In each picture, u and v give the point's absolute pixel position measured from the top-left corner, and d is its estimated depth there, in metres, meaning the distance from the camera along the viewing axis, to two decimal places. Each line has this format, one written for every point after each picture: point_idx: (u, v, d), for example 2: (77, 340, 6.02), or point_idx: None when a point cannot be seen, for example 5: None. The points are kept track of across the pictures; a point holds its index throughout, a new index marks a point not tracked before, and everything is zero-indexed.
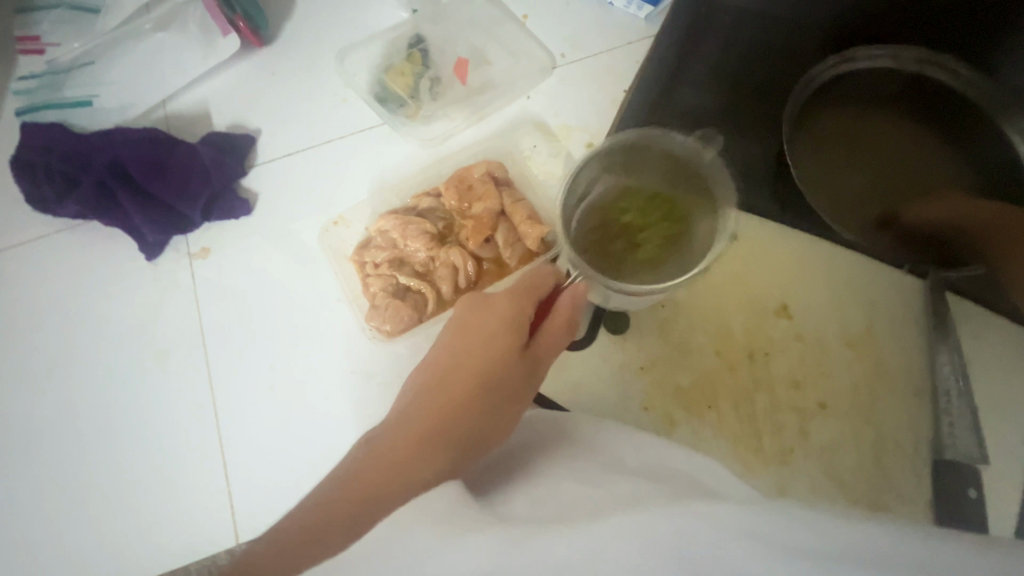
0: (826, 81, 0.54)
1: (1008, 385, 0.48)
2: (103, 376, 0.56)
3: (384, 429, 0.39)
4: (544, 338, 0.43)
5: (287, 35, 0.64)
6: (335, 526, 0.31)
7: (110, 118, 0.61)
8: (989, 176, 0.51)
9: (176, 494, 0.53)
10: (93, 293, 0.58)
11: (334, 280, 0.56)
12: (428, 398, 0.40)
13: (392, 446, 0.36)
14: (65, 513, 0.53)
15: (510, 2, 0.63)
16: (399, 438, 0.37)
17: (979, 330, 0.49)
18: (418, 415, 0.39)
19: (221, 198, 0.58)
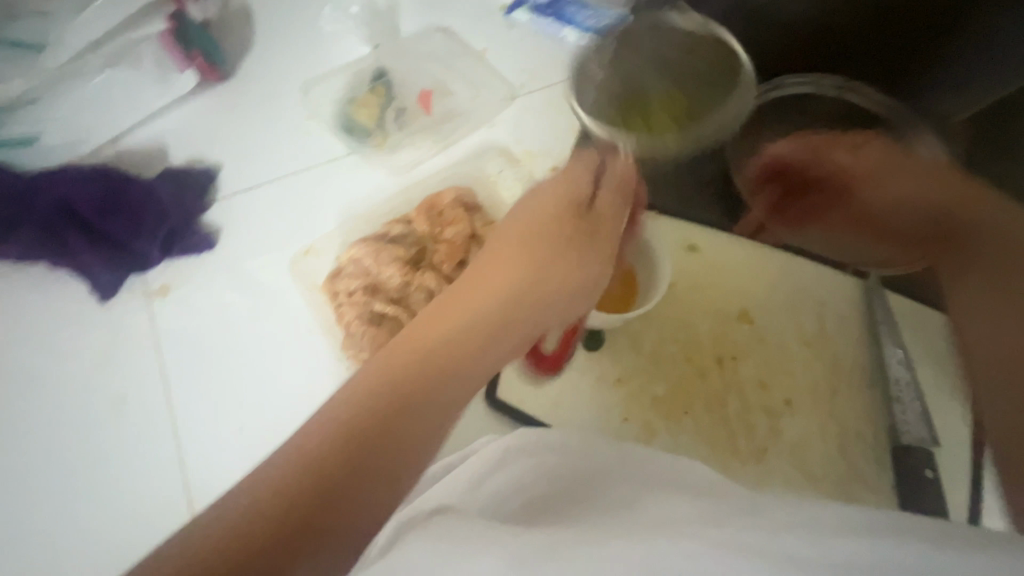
0: (760, 106, 0.58)
1: (950, 373, 0.52)
2: (51, 429, 0.52)
3: (397, 347, 0.35)
4: (603, 214, 0.45)
5: (246, 70, 0.64)
6: (369, 467, 0.28)
7: (59, 154, 0.60)
8: None
9: (130, 556, 0.48)
10: (38, 339, 0.54)
11: (306, 312, 0.55)
12: (454, 328, 0.37)
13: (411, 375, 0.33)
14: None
15: (468, 38, 0.67)
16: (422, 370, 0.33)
17: (919, 324, 0.54)
18: (445, 344, 0.35)
19: (181, 233, 0.56)
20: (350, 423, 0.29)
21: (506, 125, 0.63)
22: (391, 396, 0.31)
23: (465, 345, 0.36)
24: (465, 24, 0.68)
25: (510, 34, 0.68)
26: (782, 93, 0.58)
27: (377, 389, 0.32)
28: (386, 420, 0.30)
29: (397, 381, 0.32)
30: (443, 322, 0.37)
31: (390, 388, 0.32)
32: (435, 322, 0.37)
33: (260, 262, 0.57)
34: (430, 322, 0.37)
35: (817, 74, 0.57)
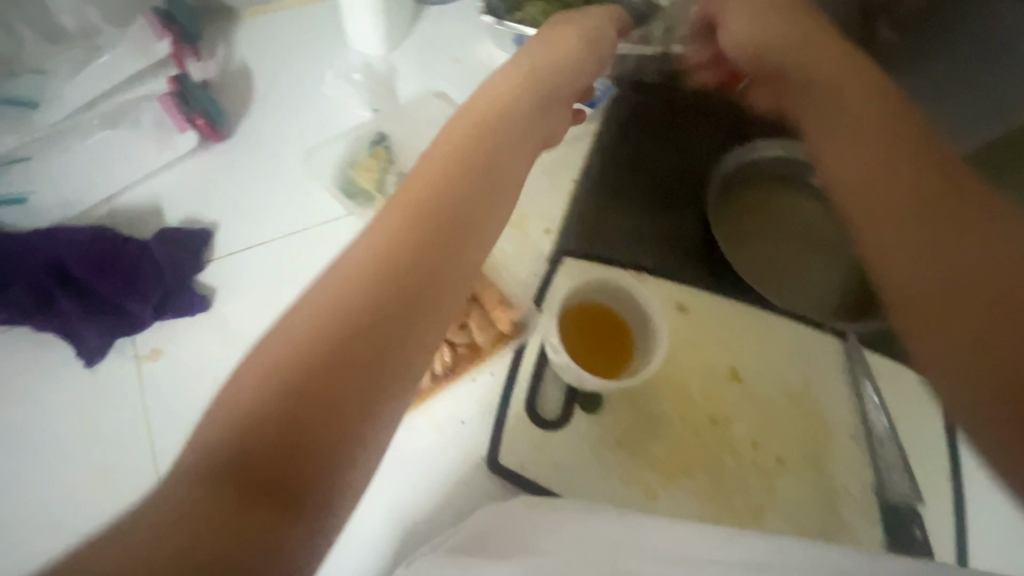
0: (734, 168, 0.67)
1: (925, 430, 0.55)
2: (26, 502, 0.49)
3: (328, 285, 0.32)
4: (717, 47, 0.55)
5: (246, 129, 0.65)
6: (341, 395, 0.28)
7: (51, 215, 0.59)
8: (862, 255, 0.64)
9: None
10: (17, 405, 0.52)
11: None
12: (386, 258, 0.33)
13: (349, 313, 0.30)
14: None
15: (464, 104, 0.70)
16: (359, 303, 0.31)
17: (898, 383, 0.57)
18: (382, 270, 0.32)
19: (177, 295, 0.55)
20: (284, 376, 0.28)
21: None
22: (330, 340, 0.29)
23: (406, 268, 0.33)
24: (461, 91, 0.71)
25: None
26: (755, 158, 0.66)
27: (321, 325, 0.30)
28: (335, 364, 0.29)
29: (336, 321, 0.30)
30: (377, 250, 0.33)
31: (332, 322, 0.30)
32: (380, 237, 0.34)
33: (256, 322, 0.56)
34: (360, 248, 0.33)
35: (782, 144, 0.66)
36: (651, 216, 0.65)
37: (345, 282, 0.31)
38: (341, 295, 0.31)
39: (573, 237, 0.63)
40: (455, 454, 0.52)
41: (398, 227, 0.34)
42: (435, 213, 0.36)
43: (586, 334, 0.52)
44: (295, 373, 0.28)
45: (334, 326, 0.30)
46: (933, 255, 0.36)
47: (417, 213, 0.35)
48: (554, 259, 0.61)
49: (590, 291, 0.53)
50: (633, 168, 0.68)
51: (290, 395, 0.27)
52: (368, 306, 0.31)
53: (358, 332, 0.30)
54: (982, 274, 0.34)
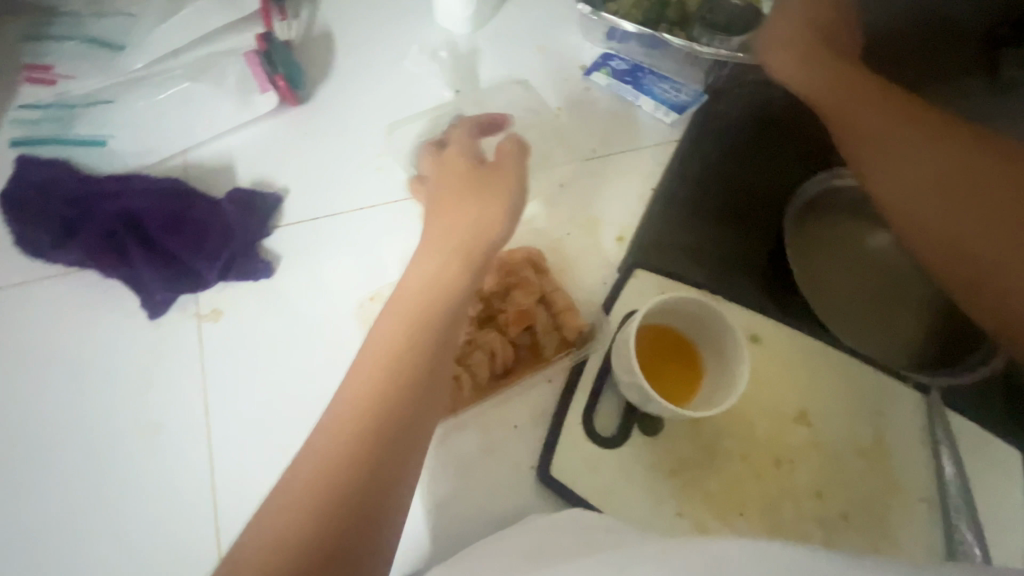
0: (816, 195, 0.63)
1: (1006, 505, 0.51)
2: (78, 447, 0.50)
3: (326, 432, 0.32)
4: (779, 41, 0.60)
5: (324, 96, 0.64)
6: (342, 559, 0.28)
7: (126, 161, 0.58)
8: (952, 299, 0.59)
9: None
10: (77, 348, 0.53)
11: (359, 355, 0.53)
12: (388, 390, 0.34)
13: (346, 462, 0.31)
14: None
15: (546, 95, 0.68)
16: (368, 443, 0.32)
17: (979, 448, 0.53)
18: (385, 409, 0.33)
19: (241, 258, 0.54)
20: (306, 530, 0.29)
21: (576, 187, 0.63)
22: (344, 489, 0.30)
23: (403, 400, 0.34)
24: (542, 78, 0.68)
25: (587, 95, 0.69)
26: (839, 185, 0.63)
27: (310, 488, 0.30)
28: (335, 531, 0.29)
29: (343, 467, 0.31)
30: (375, 386, 0.34)
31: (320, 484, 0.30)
32: (361, 382, 0.34)
33: (315, 295, 0.55)
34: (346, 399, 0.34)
35: None
36: (728, 236, 0.61)
37: (348, 426, 0.32)
38: (328, 463, 0.31)
39: (647, 250, 0.60)
40: (505, 460, 0.50)
41: (388, 363, 0.35)
42: (415, 343, 0.36)
43: (653, 354, 0.50)
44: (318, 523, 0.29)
45: (341, 461, 0.31)
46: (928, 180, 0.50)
47: (400, 357, 0.35)
48: (625, 269, 0.58)
49: (666, 313, 0.50)
50: (716, 183, 0.64)
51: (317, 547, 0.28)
52: (376, 442, 0.32)
53: (372, 469, 0.31)
54: (967, 179, 0.48)
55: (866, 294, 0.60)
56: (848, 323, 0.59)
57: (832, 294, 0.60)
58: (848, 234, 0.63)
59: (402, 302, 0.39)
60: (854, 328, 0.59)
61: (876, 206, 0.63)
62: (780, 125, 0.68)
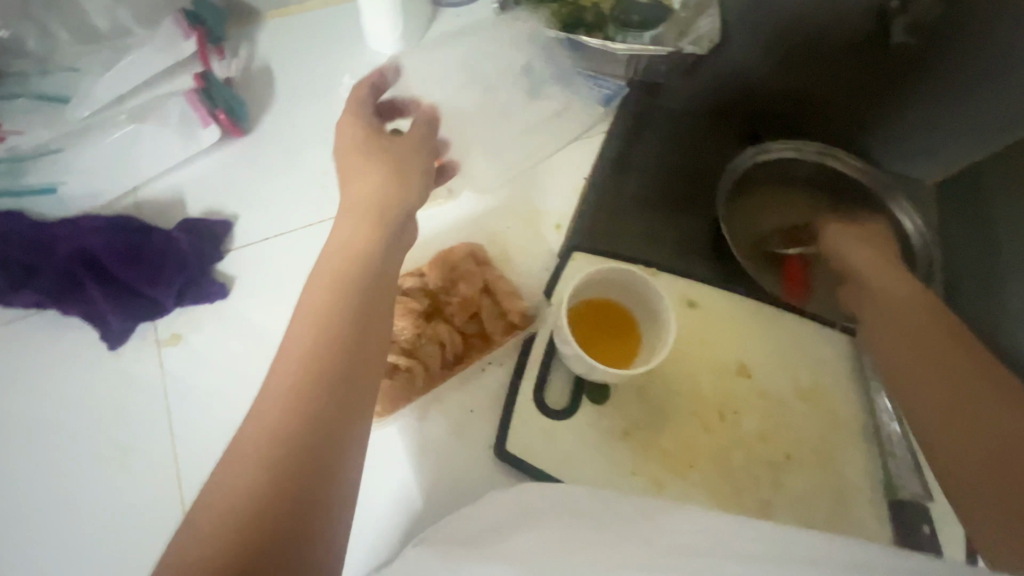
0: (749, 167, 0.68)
1: None
2: (52, 479, 0.51)
3: (260, 423, 0.33)
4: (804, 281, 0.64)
5: (266, 125, 0.67)
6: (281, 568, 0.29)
7: (78, 204, 0.61)
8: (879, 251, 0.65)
9: None
10: (43, 385, 0.54)
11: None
12: (331, 344, 0.37)
13: (271, 477, 0.31)
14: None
15: (476, 103, 0.72)
16: (313, 395, 0.34)
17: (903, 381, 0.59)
18: (325, 362, 0.36)
19: (197, 283, 0.57)
20: (265, 472, 0.31)
21: (513, 183, 0.67)
22: (293, 439, 0.33)
23: (341, 359, 0.36)
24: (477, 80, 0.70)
25: (518, 99, 0.73)
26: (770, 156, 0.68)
27: (235, 508, 0.30)
28: (268, 546, 0.29)
29: (290, 418, 0.33)
30: (316, 346, 0.36)
31: (245, 502, 0.30)
32: (280, 395, 0.34)
33: (272, 312, 0.58)
34: (262, 416, 0.33)
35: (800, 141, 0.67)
36: (668, 215, 0.66)
37: (292, 382, 0.35)
38: (250, 482, 0.31)
39: (588, 235, 0.64)
40: (465, 442, 0.52)
41: (318, 328, 0.37)
42: (330, 346, 0.37)
43: (593, 325, 0.53)
44: (274, 466, 0.31)
45: (264, 482, 0.31)
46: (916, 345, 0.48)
47: (317, 364, 0.36)
48: (564, 253, 0.62)
49: (601, 285, 0.53)
50: (653, 169, 0.69)
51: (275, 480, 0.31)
52: (322, 393, 0.35)
53: (299, 479, 0.31)
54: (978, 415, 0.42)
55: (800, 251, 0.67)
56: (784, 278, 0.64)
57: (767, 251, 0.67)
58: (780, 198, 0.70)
59: (325, 268, 0.42)
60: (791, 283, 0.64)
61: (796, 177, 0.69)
62: (707, 107, 0.74)
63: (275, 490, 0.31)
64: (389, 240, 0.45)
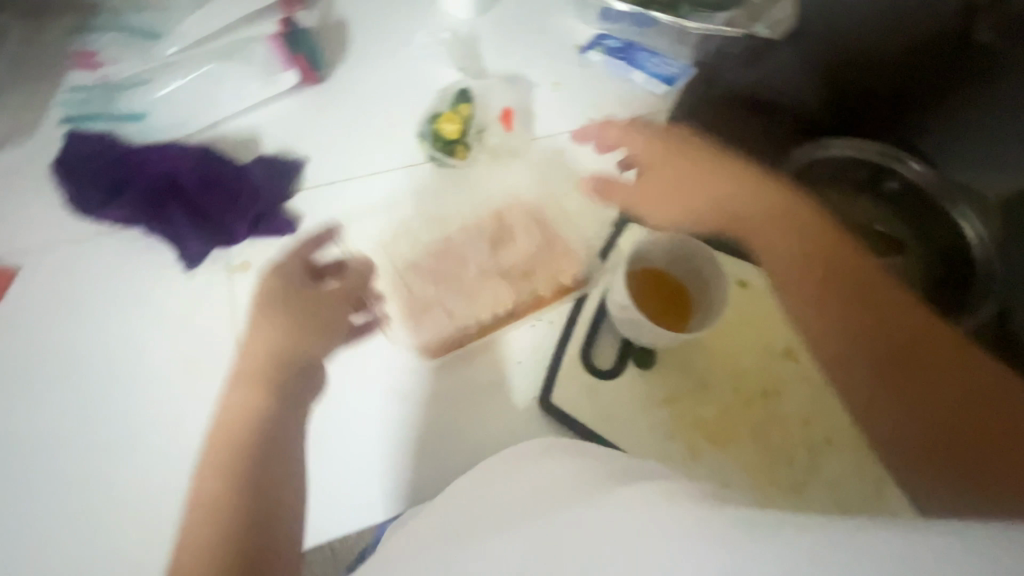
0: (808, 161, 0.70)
1: None
2: (126, 384, 0.56)
3: (213, 487, 0.50)
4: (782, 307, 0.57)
5: (339, 73, 0.69)
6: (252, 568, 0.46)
7: (164, 133, 0.64)
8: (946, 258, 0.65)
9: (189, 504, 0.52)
10: (120, 297, 0.58)
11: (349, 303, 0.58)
12: (238, 423, 0.53)
13: (228, 517, 0.48)
14: (75, 532, 0.52)
15: (542, 70, 0.73)
16: (232, 484, 0.49)
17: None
18: (229, 435, 0.52)
19: (269, 216, 0.60)
20: (222, 518, 0.48)
21: (573, 153, 0.68)
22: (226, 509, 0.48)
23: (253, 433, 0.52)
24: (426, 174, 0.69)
25: (585, 73, 0.73)
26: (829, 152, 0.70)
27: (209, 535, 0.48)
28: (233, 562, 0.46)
29: (217, 506, 0.49)
30: (230, 427, 0.53)
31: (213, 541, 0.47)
32: (218, 463, 0.52)
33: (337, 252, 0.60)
34: (214, 482, 0.51)
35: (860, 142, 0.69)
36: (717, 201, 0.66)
37: (221, 479, 0.50)
38: (214, 520, 0.48)
39: (642, 210, 0.65)
40: (510, 392, 0.55)
41: (227, 451, 0.52)
42: (244, 417, 0.53)
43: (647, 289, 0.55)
44: (227, 523, 0.48)
45: (223, 522, 0.48)
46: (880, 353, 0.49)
47: (237, 437, 0.52)
48: (618, 223, 0.63)
49: (653, 250, 0.55)
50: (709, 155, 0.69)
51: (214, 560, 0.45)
52: (239, 484, 0.49)
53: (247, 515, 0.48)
54: (913, 344, 0.48)
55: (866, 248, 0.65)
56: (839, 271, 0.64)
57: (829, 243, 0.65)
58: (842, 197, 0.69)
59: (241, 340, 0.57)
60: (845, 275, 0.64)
61: (854, 178, 0.70)
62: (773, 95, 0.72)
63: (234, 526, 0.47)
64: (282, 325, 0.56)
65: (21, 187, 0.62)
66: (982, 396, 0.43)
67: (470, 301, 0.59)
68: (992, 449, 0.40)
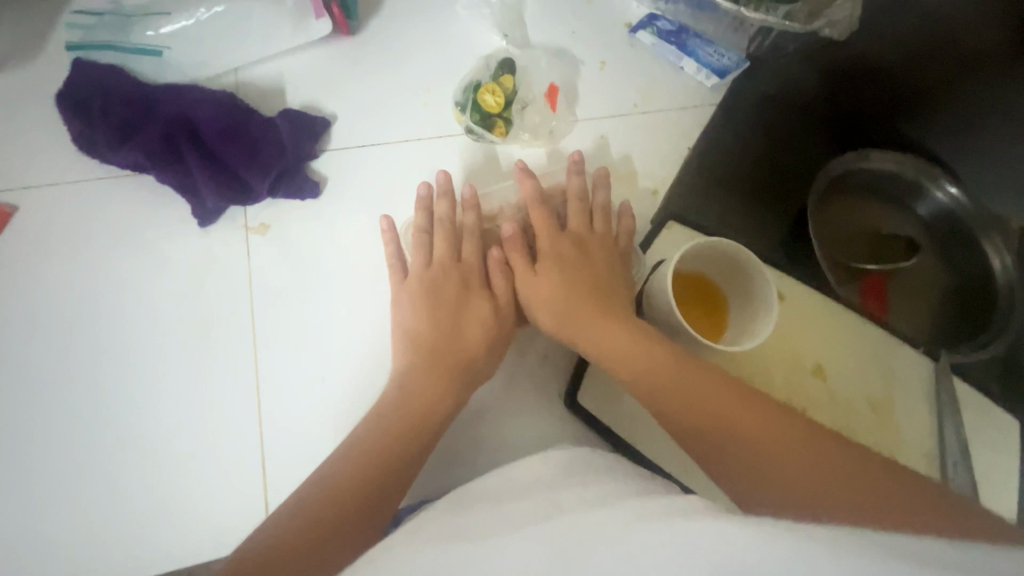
0: (845, 171, 0.68)
1: (981, 456, 0.58)
2: (131, 340, 0.53)
3: (361, 440, 0.43)
4: (612, 346, 0.47)
5: (374, 26, 0.64)
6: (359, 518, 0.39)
7: (180, 73, 0.59)
8: (967, 280, 0.66)
9: (199, 467, 0.50)
10: (127, 246, 0.55)
11: (378, 268, 0.56)
12: (424, 393, 0.46)
13: (379, 456, 0.42)
14: (74, 487, 0.50)
15: (590, 47, 0.68)
16: (405, 448, 0.43)
17: (968, 407, 0.60)
18: (413, 403, 0.46)
19: (292, 175, 0.56)
20: (372, 454, 0.42)
21: (614, 140, 0.65)
22: (381, 476, 0.41)
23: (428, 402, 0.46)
24: (468, 151, 0.61)
25: (632, 54, 0.69)
26: (868, 164, 0.68)
27: (332, 466, 0.42)
28: (356, 503, 0.39)
29: (390, 445, 0.43)
30: (419, 389, 0.46)
31: (337, 472, 0.41)
32: (373, 434, 0.43)
33: (362, 220, 0.57)
34: (365, 437, 0.43)
35: (900, 157, 0.68)
36: (752, 205, 0.64)
37: (391, 437, 0.43)
38: (360, 463, 0.41)
39: (679, 207, 0.63)
40: (536, 384, 0.55)
41: (397, 418, 0.44)
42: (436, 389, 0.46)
43: (687, 289, 0.54)
44: (379, 457, 0.42)
45: (372, 463, 0.41)
46: (725, 418, 0.40)
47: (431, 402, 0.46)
48: (657, 222, 0.62)
49: (702, 259, 0.53)
50: (745, 156, 0.66)
51: (362, 503, 0.39)
52: (410, 452, 0.43)
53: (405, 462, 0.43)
54: (727, 415, 0.40)
55: (885, 259, 0.69)
56: (860, 282, 0.67)
57: (851, 254, 0.68)
58: (871, 209, 0.69)
59: (417, 293, 0.52)
60: (865, 287, 0.67)
61: (891, 192, 0.69)
62: (814, 99, 0.69)
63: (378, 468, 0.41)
64: (473, 292, 0.52)
65: (21, 116, 0.57)
66: (781, 451, 0.37)
67: None
68: (906, 498, 0.32)
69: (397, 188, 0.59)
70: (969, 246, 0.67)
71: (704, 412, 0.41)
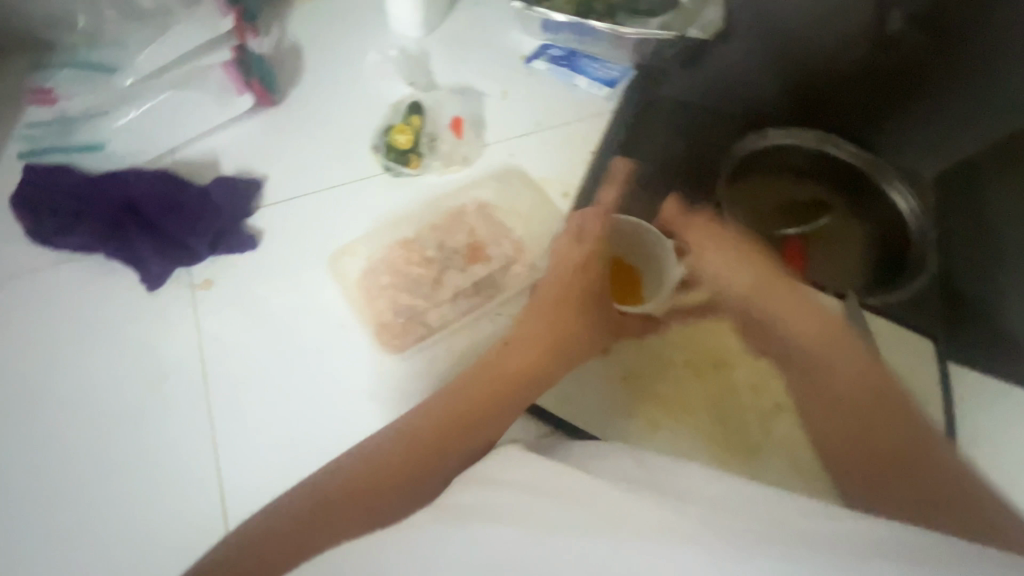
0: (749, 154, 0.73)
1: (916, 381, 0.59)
2: (92, 404, 0.56)
3: (435, 414, 0.48)
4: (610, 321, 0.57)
5: (294, 95, 0.72)
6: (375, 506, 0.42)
7: (119, 161, 0.66)
8: (884, 227, 0.71)
9: (164, 511, 0.52)
10: (82, 320, 0.59)
11: (315, 302, 0.60)
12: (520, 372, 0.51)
13: (441, 430, 0.47)
14: (41, 551, 0.51)
15: (490, 81, 0.76)
16: (474, 427, 0.47)
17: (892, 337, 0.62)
18: (509, 382, 0.51)
19: (228, 234, 0.62)
20: (442, 422, 0.47)
21: (522, 155, 0.71)
22: (442, 460, 0.45)
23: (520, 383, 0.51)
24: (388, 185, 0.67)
25: (529, 80, 0.77)
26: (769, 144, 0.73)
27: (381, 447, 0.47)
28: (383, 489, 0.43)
29: (476, 410, 0.48)
30: (518, 365, 0.52)
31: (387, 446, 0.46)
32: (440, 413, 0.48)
33: (297, 262, 0.62)
34: (443, 406, 0.49)
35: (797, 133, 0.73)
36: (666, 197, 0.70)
37: (465, 407, 0.48)
38: (425, 433, 0.47)
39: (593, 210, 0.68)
40: None
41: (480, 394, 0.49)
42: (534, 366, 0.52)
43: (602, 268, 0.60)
44: (434, 435, 0.46)
45: (431, 438, 0.46)
46: (840, 377, 0.51)
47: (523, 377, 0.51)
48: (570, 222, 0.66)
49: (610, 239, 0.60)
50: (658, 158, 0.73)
51: (394, 477, 0.44)
52: (478, 434, 0.47)
53: (469, 442, 0.46)
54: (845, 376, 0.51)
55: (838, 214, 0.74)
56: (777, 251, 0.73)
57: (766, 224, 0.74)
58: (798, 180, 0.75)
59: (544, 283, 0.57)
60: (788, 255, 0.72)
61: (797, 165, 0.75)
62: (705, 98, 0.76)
63: (430, 456, 0.45)
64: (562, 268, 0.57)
65: None
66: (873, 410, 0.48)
67: (432, 298, 0.61)
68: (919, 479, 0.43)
69: (327, 229, 0.64)
70: (876, 197, 0.72)
71: (821, 369, 0.53)
